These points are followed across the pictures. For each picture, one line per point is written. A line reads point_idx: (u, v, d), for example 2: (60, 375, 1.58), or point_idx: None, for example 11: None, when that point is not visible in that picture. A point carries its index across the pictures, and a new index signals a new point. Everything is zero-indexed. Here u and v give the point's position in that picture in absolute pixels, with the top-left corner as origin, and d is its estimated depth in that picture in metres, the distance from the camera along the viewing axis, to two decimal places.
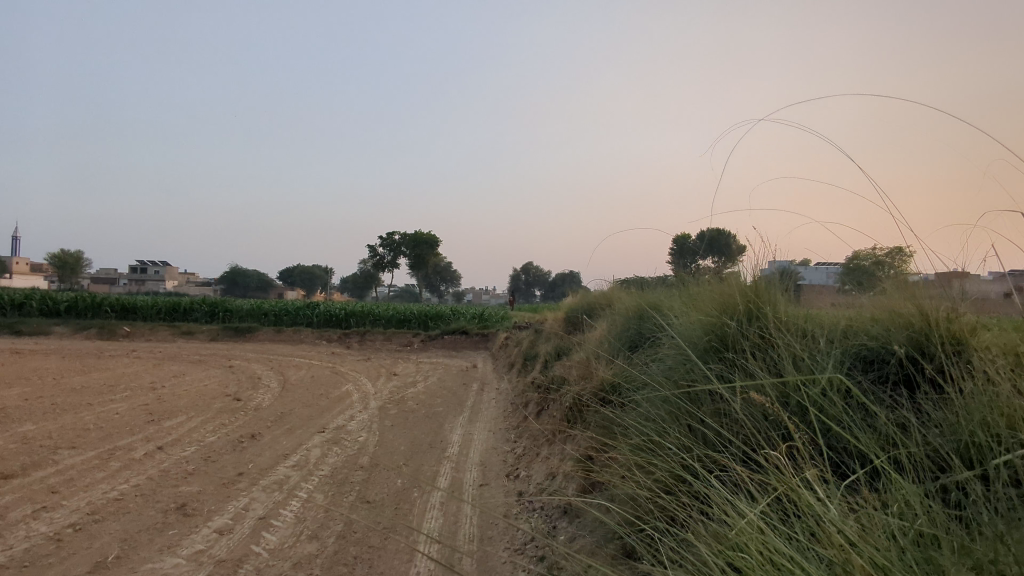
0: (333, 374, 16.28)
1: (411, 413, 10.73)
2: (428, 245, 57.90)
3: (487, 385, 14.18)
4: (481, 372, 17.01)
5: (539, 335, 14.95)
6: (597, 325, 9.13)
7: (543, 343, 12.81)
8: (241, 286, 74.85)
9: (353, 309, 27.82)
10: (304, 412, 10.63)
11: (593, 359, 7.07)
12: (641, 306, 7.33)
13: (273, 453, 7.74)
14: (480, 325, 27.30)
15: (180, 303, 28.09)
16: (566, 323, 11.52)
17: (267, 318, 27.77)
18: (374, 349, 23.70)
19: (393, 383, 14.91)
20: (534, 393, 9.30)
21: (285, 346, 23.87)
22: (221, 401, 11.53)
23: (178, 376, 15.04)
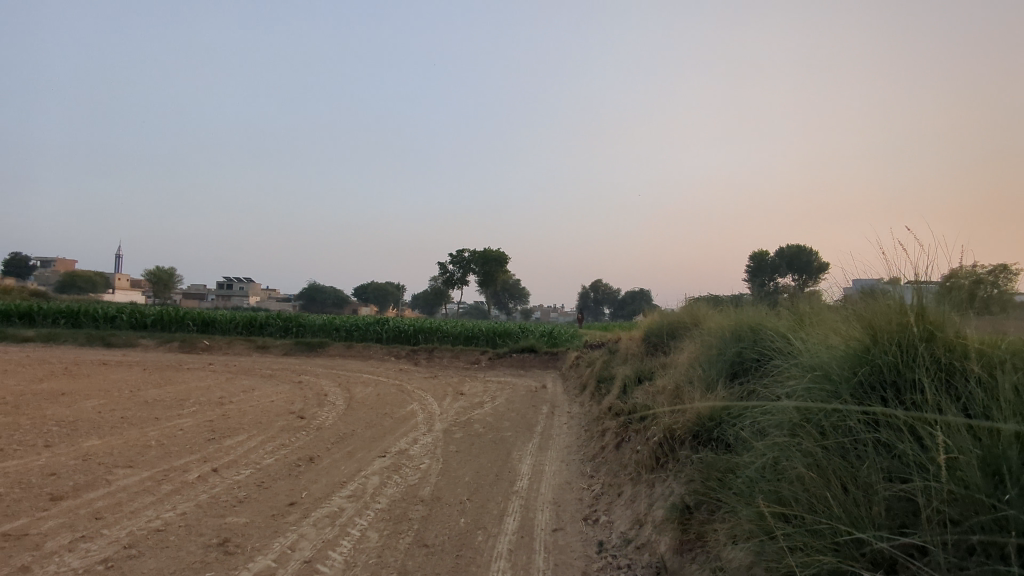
0: (399, 392, 15.84)
1: (477, 437, 10.03)
2: (497, 263, 57.66)
3: (558, 408, 13.32)
4: (551, 393, 16.15)
5: (614, 356, 13.99)
6: (683, 347, 8.17)
7: (619, 365, 11.87)
8: (317, 302, 77.22)
9: (422, 325, 27.59)
10: (367, 433, 10.14)
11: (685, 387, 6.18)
12: (742, 327, 6.39)
13: (330, 480, 7.19)
14: (549, 343, 26.47)
15: (257, 318, 28.71)
16: (645, 343, 10.55)
17: (338, 334, 27.94)
18: (442, 366, 23.29)
19: (459, 403, 14.29)
20: (611, 420, 8.39)
21: (355, 362, 23.83)
22: (284, 419, 11.22)
23: (248, 391, 14.99)
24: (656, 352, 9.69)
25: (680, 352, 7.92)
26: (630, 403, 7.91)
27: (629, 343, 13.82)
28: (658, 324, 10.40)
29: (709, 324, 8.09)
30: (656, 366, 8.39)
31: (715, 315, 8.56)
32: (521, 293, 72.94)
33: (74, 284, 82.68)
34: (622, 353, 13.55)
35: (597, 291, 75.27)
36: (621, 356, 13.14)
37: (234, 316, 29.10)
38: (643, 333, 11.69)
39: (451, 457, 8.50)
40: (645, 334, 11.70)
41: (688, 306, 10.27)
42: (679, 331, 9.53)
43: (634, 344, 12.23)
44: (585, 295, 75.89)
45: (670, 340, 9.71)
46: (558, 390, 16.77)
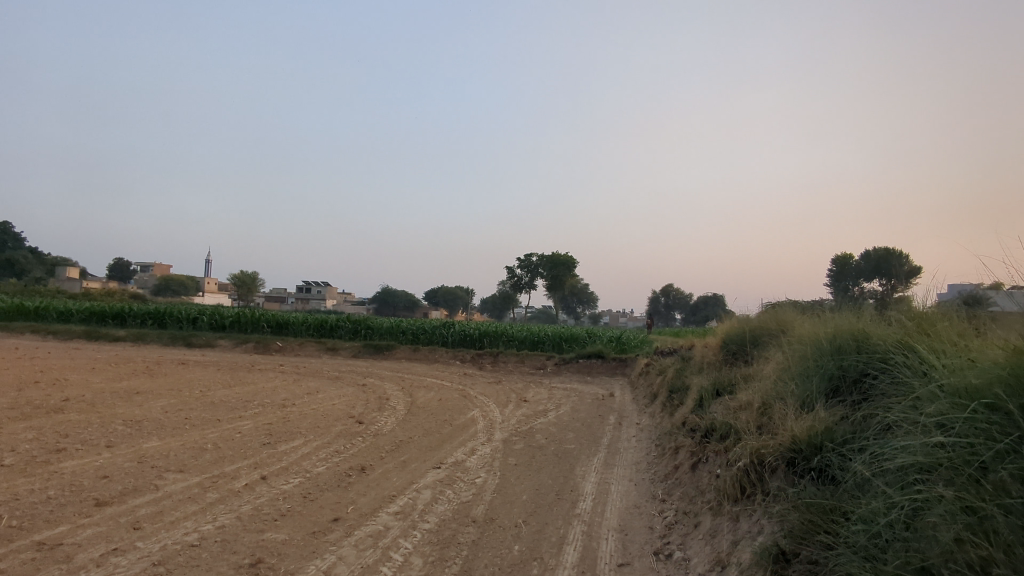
0: (461, 398, 15.45)
1: (539, 449, 9.43)
2: (565, 267, 56.81)
3: (627, 419, 12.52)
4: (619, 403, 15.33)
5: (688, 364, 13.06)
6: (768, 356, 7.30)
7: (693, 374, 10.97)
8: (388, 306, 78.82)
9: (487, 329, 27.24)
10: (424, 441, 9.72)
11: (774, 403, 5.39)
12: (842, 334, 5.53)
13: (379, 493, 6.77)
14: (618, 349, 25.53)
15: (327, 320, 29.21)
16: (722, 351, 9.63)
17: (405, 337, 28.00)
18: (507, 371, 22.82)
19: (523, 411, 13.72)
20: (685, 436, 7.59)
21: (420, 366, 23.73)
22: (343, 423, 10.99)
23: (312, 393, 14.98)
24: (735, 362, 8.79)
25: (765, 362, 7.07)
26: (706, 418, 7.10)
27: (704, 351, 12.85)
28: (737, 331, 9.47)
29: (798, 331, 7.20)
30: (736, 377, 7.56)
31: (804, 321, 7.63)
32: (590, 298, 71.76)
33: (166, 287, 87.88)
34: (696, 361, 12.59)
35: (668, 296, 73.05)
36: (695, 365, 12.19)
37: (306, 318, 29.72)
38: (720, 340, 10.75)
39: (509, 471, 7.94)
40: (721, 341, 10.75)
41: (772, 311, 9.30)
42: (762, 339, 8.61)
43: (709, 352, 11.29)
44: (656, 300, 73.86)
45: (752, 348, 8.79)
46: (626, 399, 15.92)
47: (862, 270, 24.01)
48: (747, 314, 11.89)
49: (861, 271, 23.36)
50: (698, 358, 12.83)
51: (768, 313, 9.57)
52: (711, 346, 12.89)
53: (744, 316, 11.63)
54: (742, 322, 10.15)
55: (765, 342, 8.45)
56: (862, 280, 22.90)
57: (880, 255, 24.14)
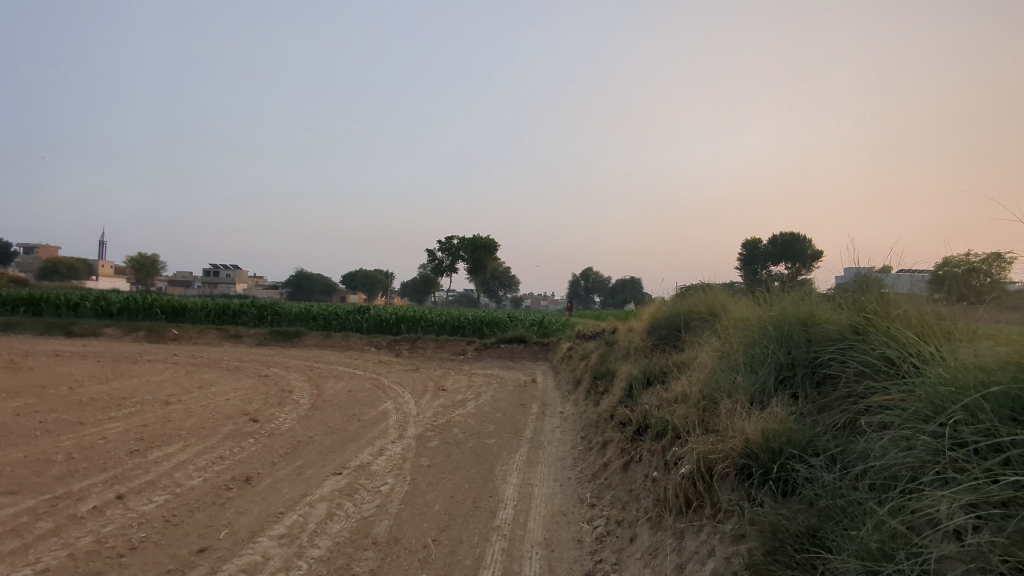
0: (374, 388, 14.33)
1: (456, 446, 8.57)
2: (487, 250, 55.98)
3: (550, 408, 11.87)
4: (541, 390, 14.69)
5: (612, 349, 12.55)
6: (702, 343, 6.80)
7: (620, 360, 10.46)
8: (304, 290, 75.50)
9: (405, 314, 26.01)
10: (326, 442, 8.63)
11: (719, 397, 4.82)
12: (789, 321, 5.05)
13: (264, 510, 5.71)
14: (540, 334, 25.02)
15: (230, 305, 27.01)
16: (650, 335, 9.11)
17: (316, 323, 26.29)
18: (426, 358, 21.82)
19: (440, 402, 12.81)
20: (614, 429, 6.98)
21: (332, 354, 22.28)
22: (234, 422, 9.70)
23: (204, 387, 13.42)
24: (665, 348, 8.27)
25: (700, 349, 6.54)
26: (637, 409, 6.51)
27: (630, 336, 12.36)
28: (665, 314, 8.97)
29: (733, 317, 6.72)
30: (668, 364, 7.02)
31: (738, 306, 7.18)
32: (511, 281, 71.41)
33: (51, 271, 80.13)
34: (621, 346, 12.09)
35: (588, 280, 73.82)
36: (621, 350, 11.68)
37: (206, 303, 27.37)
38: (647, 324, 10.24)
39: (421, 474, 7.03)
40: (647, 326, 10.27)
41: (702, 294, 8.85)
42: (692, 323, 8.14)
43: (635, 336, 10.80)
44: (576, 283, 74.48)
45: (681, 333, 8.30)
46: (548, 386, 15.32)
47: (774, 255, 24.59)
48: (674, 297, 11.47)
49: (772, 256, 23.91)
50: (622, 343, 12.32)
51: (697, 296, 9.12)
52: (636, 330, 12.41)
53: (671, 299, 11.19)
54: (670, 306, 9.66)
55: (695, 327, 7.97)
56: (774, 263, 23.41)
57: (789, 239, 24.82)
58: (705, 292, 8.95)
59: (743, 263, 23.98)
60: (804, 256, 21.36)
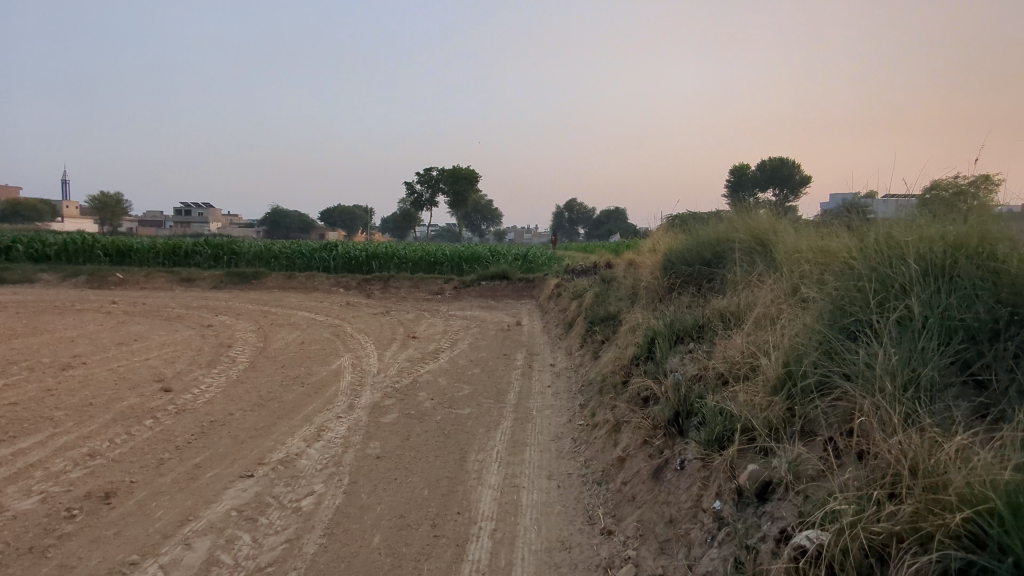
0: (332, 338, 12.29)
1: (419, 422, 6.57)
2: (466, 181, 52.97)
3: (539, 360, 9.93)
4: (527, 335, 12.75)
5: (611, 289, 10.51)
6: (755, 285, 4.82)
7: (626, 302, 8.48)
8: (278, 228, 72.45)
9: (377, 251, 23.69)
10: (249, 421, 6.59)
11: (846, 385, 2.85)
12: (959, 263, 3.08)
13: (107, 559, 3.72)
14: (524, 270, 23.00)
15: (181, 245, 24.52)
16: (665, 273, 7.11)
17: (278, 263, 23.93)
18: (398, 299, 19.76)
19: (409, 353, 10.80)
20: (630, 404, 5.05)
21: (295, 297, 20.11)
22: (138, 392, 7.62)
23: (126, 343, 11.26)
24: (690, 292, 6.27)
25: (757, 295, 4.56)
26: (667, 379, 4.56)
27: (633, 273, 10.29)
28: (687, 244, 6.95)
29: (804, 251, 4.72)
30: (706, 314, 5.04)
31: (803, 237, 5.17)
32: (494, 214, 68.90)
33: (7, 212, 75.85)
34: (625, 282, 10.08)
35: (571, 212, 71.42)
36: (623, 290, 9.67)
37: (155, 244, 24.84)
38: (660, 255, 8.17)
39: (363, 474, 5.04)
40: (657, 256, 8.28)
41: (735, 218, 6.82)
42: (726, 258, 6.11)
43: (643, 272, 8.78)
44: (558, 215, 72.11)
45: (712, 271, 6.29)
46: (534, 331, 13.37)
47: (761, 183, 22.99)
48: (688, 225, 9.37)
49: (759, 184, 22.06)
50: (625, 280, 10.27)
51: (728, 221, 7.08)
52: (641, 264, 10.33)
53: (686, 226, 9.09)
54: (691, 234, 7.59)
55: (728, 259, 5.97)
56: (766, 190, 21.64)
57: (777, 165, 23.07)
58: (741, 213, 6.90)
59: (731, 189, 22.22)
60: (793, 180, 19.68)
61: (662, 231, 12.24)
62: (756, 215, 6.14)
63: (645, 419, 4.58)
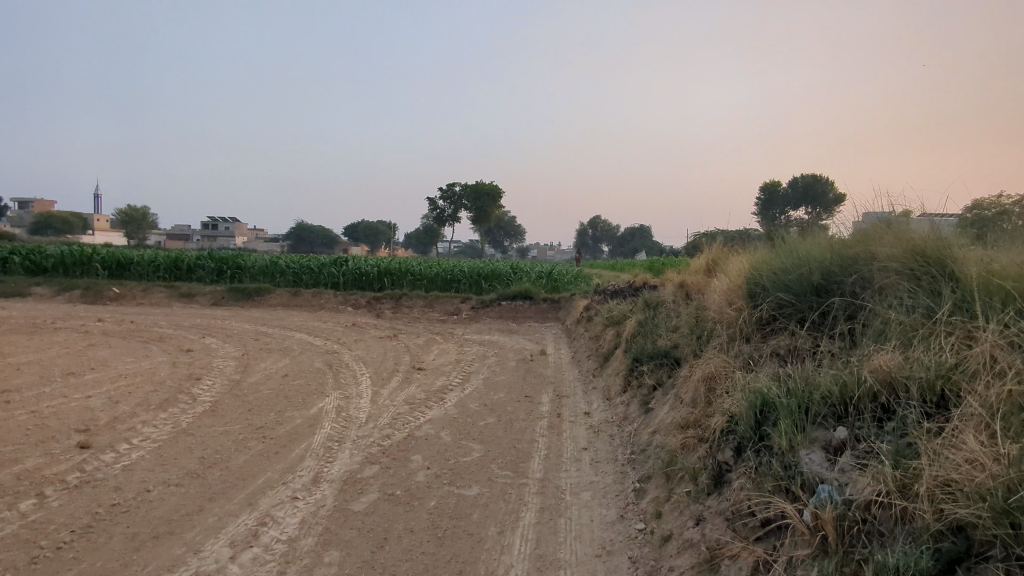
0: (324, 369, 10.45)
1: (404, 513, 4.59)
2: (489, 197, 51.33)
3: (569, 406, 7.94)
4: (553, 369, 10.73)
5: (661, 320, 8.44)
6: (952, 336, 2.89)
7: (688, 338, 6.43)
8: (304, 242, 71.85)
9: (389, 266, 21.90)
10: (166, 504, 4.70)
11: None
12: None
13: None
14: (548, 289, 21.03)
15: (184, 258, 23.09)
16: (749, 302, 5.11)
17: (284, 278, 22.32)
18: (409, 320, 17.96)
19: (410, 392, 8.88)
20: (729, 523, 3.05)
21: (299, 317, 18.43)
22: (46, 452, 5.80)
23: (81, 373, 9.56)
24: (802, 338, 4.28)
25: (972, 355, 2.64)
26: (811, 498, 2.59)
27: (690, 300, 8.24)
28: (784, 263, 4.96)
29: None
30: (853, 368, 3.06)
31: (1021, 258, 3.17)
32: (516, 231, 67.27)
33: (37, 224, 76.64)
34: (682, 310, 8.01)
35: (595, 229, 69.30)
36: (681, 322, 7.61)
37: (157, 256, 23.45)
38: (732, 275, 6.13)
39: None
40: (729, 277, 6.25)
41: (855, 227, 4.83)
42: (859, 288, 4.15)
43: (708, 298, 6.74)
44: (582, 232, 70.23)
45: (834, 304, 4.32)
46: (561, 362, 11.37)
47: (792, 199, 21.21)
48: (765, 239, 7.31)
49: (791, 200, 20.19)
50: (681, 308, 8.21)
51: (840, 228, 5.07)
52: (701, 289, 8.27)
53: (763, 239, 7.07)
54: (782, 246, 5.58)
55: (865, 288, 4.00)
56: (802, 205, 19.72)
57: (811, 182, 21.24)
58: (858, 222, 4.95)
59: (768, 204, 20.26)
60: (829, 197, 17.80)
61: (719, 248, 10.18)
62: (908, 226, 4.13)
63: (769, 568, 2.58)
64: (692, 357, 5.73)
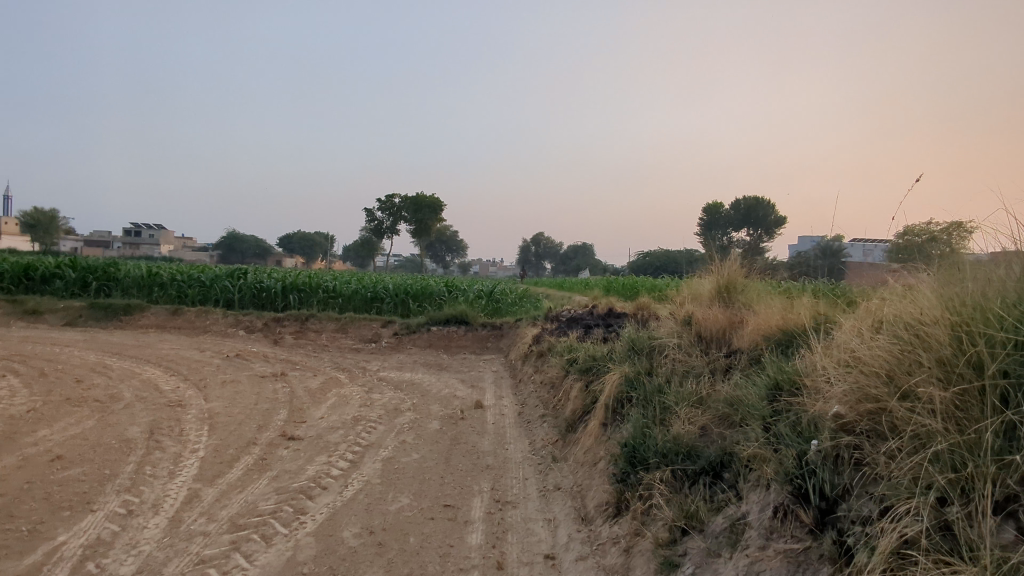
0: (138, 440, 6.69)
1: None
2: (431, 211, 47.77)
3: (519, 536, 4.57)
4: (492, 438, 7.35)
5: (669, 384, 5.27)
6: None
7: (763, 449, 3.32)
8: (231, 252, 66.13)
9: (298, 281, 18.10)
10: None
11: None
12: None
13: None
14: (488, 313, 17.73)
15: (38, 266, 18.56)
16: (1010, 418, 2.22)
17: (165, 293, 18.10)
18: (312, 351, 14.28)
19: (253, 495, 5.30)
20: None
21: (171, 344, 14.39)
22: None
23: None
24: None
25: None
26: None
27: (719, 364, 5.17)
28: None
29: None
30: None
31: None
32: (458, 246, 64.00)
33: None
34: (718, 384, 4.85)
35: (538, 247, 66.83)
36: (725, 402, 4.48)
37: (2, 263, 18.73)
38: (853, 334, 3.21)
39: None
40: (853, 328, 3.29)
41: None
42: None
43: (797, 365, 3.64)
44: (525, 249, 67.51)
45: None
46: (504, 424, 8.03)
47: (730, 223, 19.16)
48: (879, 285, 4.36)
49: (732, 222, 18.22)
50: (711, 378, 5.03)
51: None
52: (742, 346, 5.13)
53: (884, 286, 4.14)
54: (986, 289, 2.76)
55: None
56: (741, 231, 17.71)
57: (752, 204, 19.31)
58: None
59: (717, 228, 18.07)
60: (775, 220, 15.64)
61: (735, 270, 7.11)
62: None
63: None
64: (812, 520, 2.62)
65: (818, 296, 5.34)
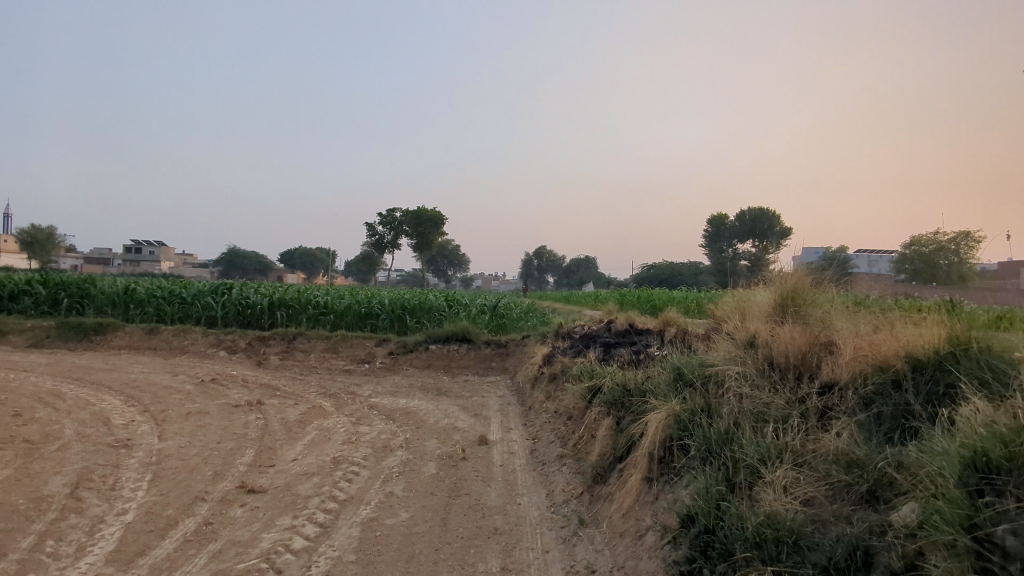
0: (54, 497, 5.30)
1: None
2: (433, 224, 46.52)
3: None
4: (500, 488, 5.94)
5: (740, 426, 3.91)
6: None
7: None
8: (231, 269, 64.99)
9: (286, 296, 16.76)
10: None
11: None
12: None
13: None
14: (491, 330, 16.36)
15: (8, 283, 17.31)
16: None
17: (143, 310, 16.79)
18: (298, 374, 12.90)
19: None
20: None
21: (143, 367, 13.02)
22: None
23: None
24: None
25: None
26: None
27: (812, 403, 3.84)
28: None
29: None
30: None
31: None
32: (460, 259, 62.74)
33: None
34: (816, 435, 3.53)
35: (541, 259, 65.50)
36: (837, 464, 3.20)
37: None
38: None
39: None
40: None
41: None
42: None
43: (1012, 433, 2.44)
44: (528, 263, 66.21)
45: None
46: (514, 467, 6.62)
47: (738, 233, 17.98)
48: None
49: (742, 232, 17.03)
50: (802, 424, 3.71)
51: None
52: (844, 379, 3.78)
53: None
54: None
55: None
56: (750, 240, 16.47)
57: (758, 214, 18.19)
58: None
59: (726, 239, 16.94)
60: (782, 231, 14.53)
61: (800, 275, 5.72)
62: None
63: None
64: None
65: (935, 317, 4.04)
